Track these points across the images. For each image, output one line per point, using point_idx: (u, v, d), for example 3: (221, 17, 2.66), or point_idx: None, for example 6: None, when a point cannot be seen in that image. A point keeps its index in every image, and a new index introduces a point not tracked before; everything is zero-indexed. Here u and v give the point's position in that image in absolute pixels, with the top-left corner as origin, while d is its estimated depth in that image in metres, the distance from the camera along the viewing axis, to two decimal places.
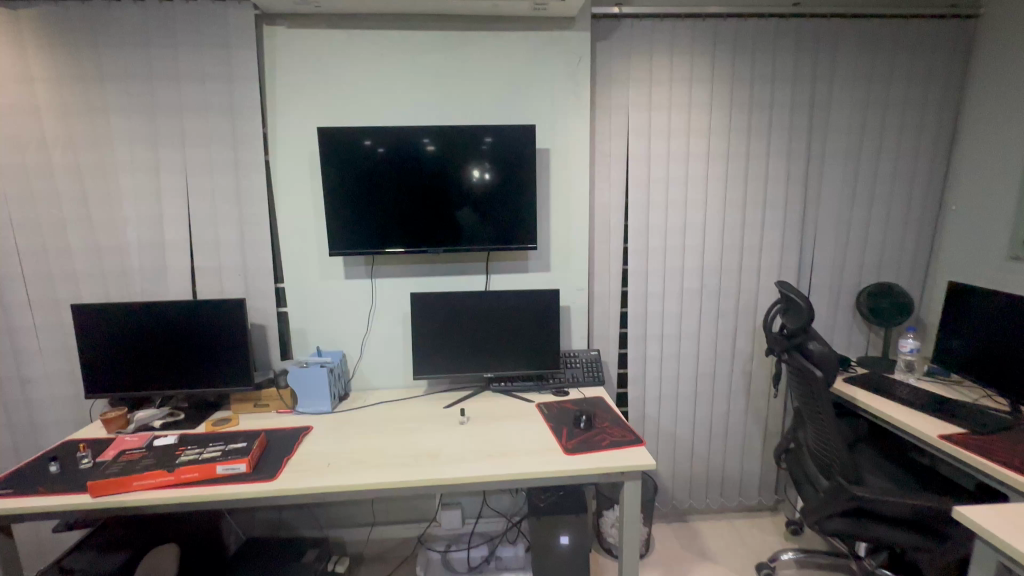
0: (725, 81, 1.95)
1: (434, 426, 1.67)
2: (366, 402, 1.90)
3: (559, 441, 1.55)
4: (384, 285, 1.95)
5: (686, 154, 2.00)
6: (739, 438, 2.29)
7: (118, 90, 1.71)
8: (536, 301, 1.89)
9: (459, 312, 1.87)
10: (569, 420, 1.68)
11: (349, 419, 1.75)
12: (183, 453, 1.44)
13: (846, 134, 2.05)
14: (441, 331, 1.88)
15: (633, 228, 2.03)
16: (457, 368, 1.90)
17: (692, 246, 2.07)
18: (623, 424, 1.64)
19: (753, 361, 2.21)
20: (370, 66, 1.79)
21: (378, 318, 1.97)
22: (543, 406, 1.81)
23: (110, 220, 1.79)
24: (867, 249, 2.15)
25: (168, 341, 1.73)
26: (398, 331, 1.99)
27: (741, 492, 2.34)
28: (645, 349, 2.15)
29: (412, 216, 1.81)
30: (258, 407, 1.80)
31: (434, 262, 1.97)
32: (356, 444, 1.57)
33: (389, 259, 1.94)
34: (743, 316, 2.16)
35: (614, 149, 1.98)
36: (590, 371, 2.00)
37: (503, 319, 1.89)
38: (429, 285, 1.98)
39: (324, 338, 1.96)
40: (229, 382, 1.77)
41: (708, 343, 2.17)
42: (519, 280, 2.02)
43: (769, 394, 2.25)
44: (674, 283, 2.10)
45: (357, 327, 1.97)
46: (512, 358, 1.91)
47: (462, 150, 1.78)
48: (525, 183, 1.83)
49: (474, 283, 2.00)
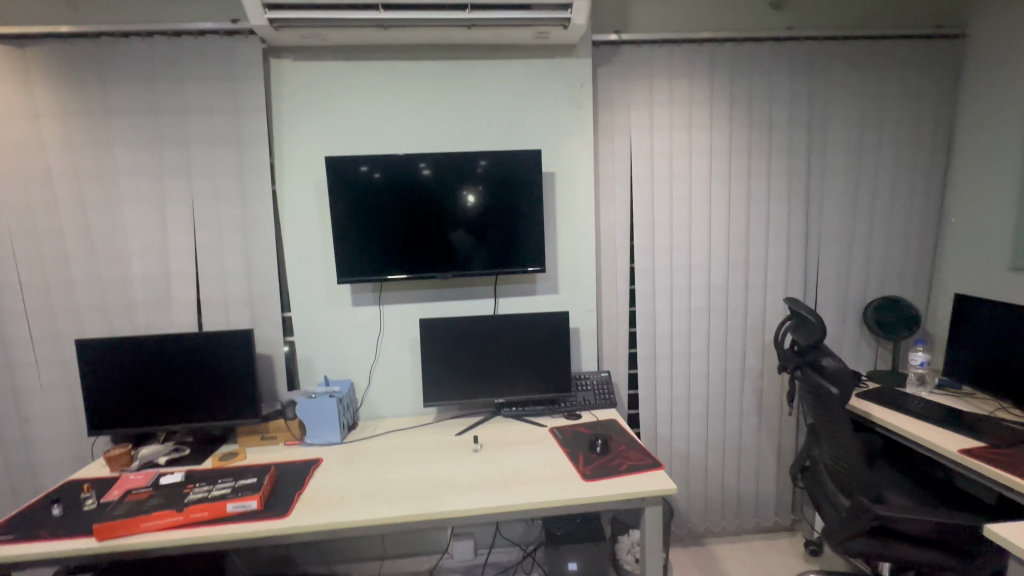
0: (724, 102, 1.99)
1: (446, 455, 1.64)
2: (376, 431, 1.86)
3: (576, 466, 1.52)
4: (391, 311, 1.94)
5: (689, 174, 2.02)
6: (753, 457, 2.25)
7: (125, 124, 1.72)
8: (545, 324, 1.89)
9: (469, 336, 1.86)
10: (584, 444, 1.66)
11: (360, 449, 1.71)
12: (192, 491, 1.40)
13: (844, 151, 2.09)
14: (451, 356, 1.86)
15: (638, 249, 2.04)
16: (469, 394, 1.87)
17: (698, 264, 2.08)
18: (640, 447, 1.61)
19: (764, 379, 2.20)
20: (375, 96, 1.82)
21: (386, 345, 1.95)
22: (557, 430, 1.78)
23: (114, 253, 1.77)
24: (871, 262, 2.17)
25: (172, 374, 1.71)
26: (406, 358, 1.97)
27: (757, 513, 2.30)
28: (655, 369, 2.13)
29: (421, 242, 1.81)
30: (266, 440, 1.77)
31: (443, 287, 1.96)
32: (369, 476, 1.53)
33: (397, 286, 1.93)
34: (752, 333, 2.16)
35: (617, 171, 2.00)
36: (601, 393, 1.98)
37: (513, 342, 1.88)
38: (436, 310, 1.97)
39: (332, 367, 1.94)
40: (235, 415, 1.74)
41: (719, 361, 2.16)
42: (528, 303, 2.01)
43: (781, 412, 2.23)
44: (681, 302, 2.10)
45: (365, 354, 1.94)
46: (523, 382, 1.89)
47: (468, 177, 1.80)
48: (531, 206, 1.84)
49: (482, 307, 1.99)
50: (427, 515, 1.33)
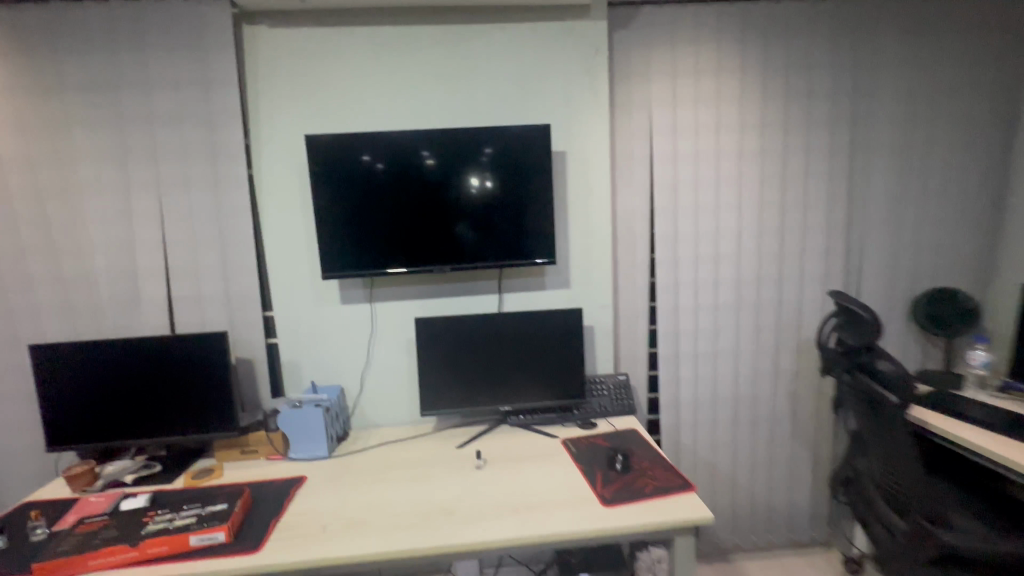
0: (757, 70, 1.76)
1: (445, 472, 1.45)
2: (369, 443, 1.67)
3: (593, 488, 1.32)
4: (383, 311, 1.75)
5: (717, 153, 1.79)
6: (786, 467, 2.04)
7: (82, 102, 1.53)
8: (556, 322, 1.69)
9: (471, 337, 1.67)
10: (603, 459, 1.46)
11: (349, 465, 1.52)
12: (152, 520, 1.22)
13: (893, 125, 1.85)
14: (451, 360, 1.67)
15: (660, 237, 1.82)
16: (471, 402, 1.68)
17: (726, 254, 1.86)
18: (667, 464, 1.41)
19: (799, 382, 1.98)
20: (363, 67, 1.61)
21: (379, 348, 1.76)
22: (570, 442, 1.58)
23: (75, 248, 1.58)
24: (922, 250, 1.93)
25: (141, 382, 1.53)
26: (401, 361, 1.78)
27: (790, 527, 2.09)
28: (678, 371, 1.92)
29: (415, 231, 1.61)
30: (246, 454, 1.59)
31: (441, 282, 1.76)
32: (356, 498, 1.34)
33: (390, 281, 1.74)
34: (786, 330, 1.93)
35: (636, 150, 1.78)
36: (619, 398, 1.78)
37: (519, 343, 1.68)
38: (434, 309, 1.77)
39: (319, 372, 1.75)
40: (210, 427, 1.56)
41: (748, 362, 1.95)
42: (536, 300, 1.80)
43: (818, 418, 2.01)
44: (708, 296, 1.88)
45: (356, 357, 1.76)
46: (532, 388, 1.70)
47: (468, 158, 1.59)
48: (539, 191, 1.63)
49: (485, 304, 1.79)
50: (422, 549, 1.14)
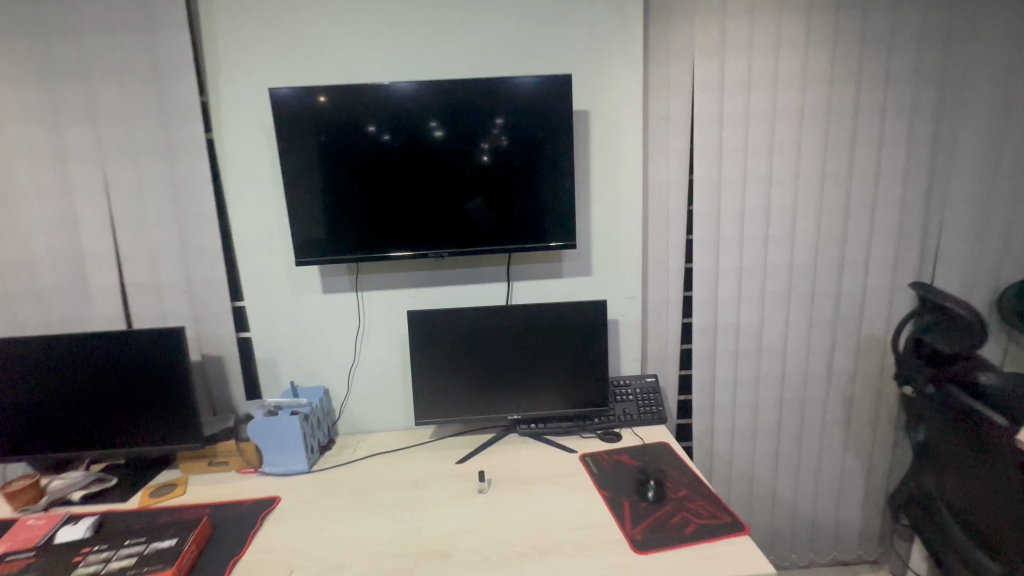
0: (828, 9, 1.42)
1: (441, 497, 1.22)
2: (356, 454, 1.45)
3: (620, 525, 1.08)
4: (372, 302, 1.50)
5: (772, 113, 1.48)
6: (835, 480, 1.79)
7: (6, 51, 1.27)
8: (574, 317, 1.43)
9: (473, 334, 1.42)
10: (631, 485, 1.22)
11: (330, 484, 1.30)
12: (85, 561, 1.01)
13: (992, 79, 1.51)
14: (450, 360, 1.43)
15: (699, 216, 1.53)
16: (474, 409, 1.45)
17: (777, 236, 1.57)
18: (709, 494, 1.16)
19: (855, 385, 1.71)
20: (341, 5, 1.31)
21: (368, 344, 1.53)
22: (589, 459, 1.34)
23: (10, 225, 1.35)
24: (1014, 233, 1.61)
25: (89, 386, 1.31)
26: (394, 359, 1.54)
27: (836, 546, 1.85)
28: (714, 371, 1.66)
29: (406, 209, 1.35)
30: (215, 466, 1.38)
31: (440, 269, 1.50)
32: (332, 533, 1.12)
33: (380, 266, 1.48)
34: (844, 325, 1.65)
35: (674, 109, 1.47)
36: (646, 404, 1.53)
37: (530, 342, 1.43)
38: (431, 300, 1.52)
39: (300, 371, 1.53)
40: (172, 438, 1.34)
41: (797, 363, 1.67)
42: (551, 289, 1.53)
43: (875, 426, 1.74)
44: (753, 285, 1.60)
45: (342, 354, 1.53)
46: (544, 393, 1.45)
47: (469, 118, 1.31)
48: (554, 159, 1.35)
49: (492, 294, 1.53)
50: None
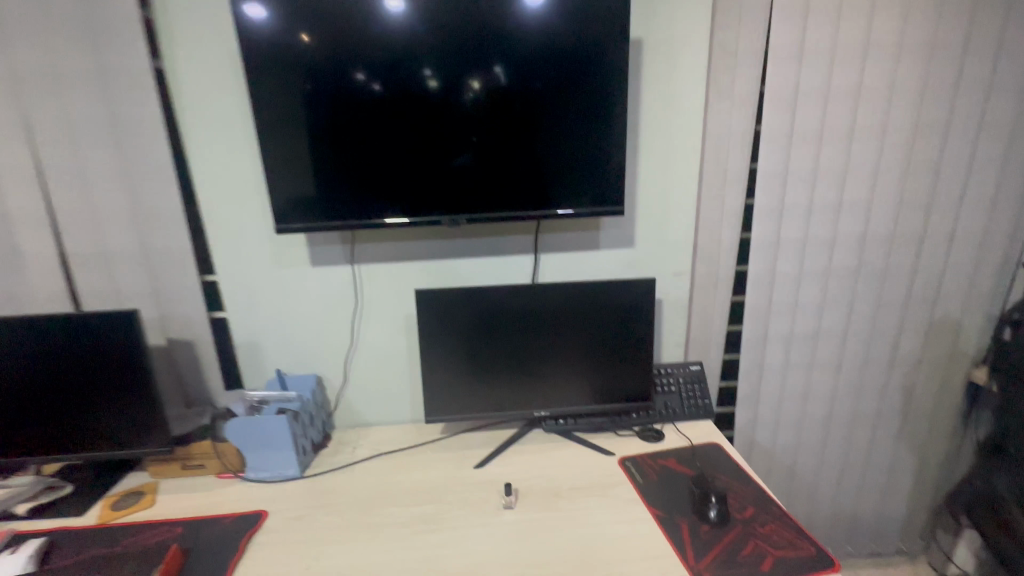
0: None
1: (459, 514, 1.03)
2: (356, 455, 1.24)
3: (682, 557, 0.90)
4: (371, 277, 1.26)
5: (862, 50, 1.21)
6: (884, 474, 1.63)
7: None
8: (613, 299, 1.21)
9: (494, 318, 1.19)
10: (686, 500, 1.03)
11: (328, 494, 1.10)
12: None
13: None
14: (466, 348, 1.20)
15: (763, 177, 1.28)
16: (494, 404, 1.24)
17: (851, 203, 1.33)
18: (782, 515, 0.99)
19: (919, 372, 1.52)
20: None
21: (367, 327, 1.30)
22: (630, 466, 1.16)
23: None
24: None
25: (26, 379, 1.08)
26: (398, 344, 1.32)
27: (875, 540, 1.72)
28: (764, 357, 1.45)
29: (412, 164, 1.09)
30: (190, 470, 1.18)
31: (453, 238, 1.25)
32: (332, 563, 0.93)
33: (380, 235, 1.23)
34: (915, 306, 1.44)
35: (746, 41, 1.18)
36: (689, 397, 1.34)
37: (560, 326, 1.21)
38: (442, 275, 1.28)
39: (288, 357, 1.30)
40: (134, 440, 1.13)
41: (858, 347, 1.47)
42: (585, 263, 1.30)
43: (935, 417, 1.57)
44: (818, 259, 1.37)
45: (337, 338, 1.30)
46: (574, 385, 1.25)
47: (492, 42, 1.03)
48: (598, 101, 1.09)
49: (514, 268, 1.29)
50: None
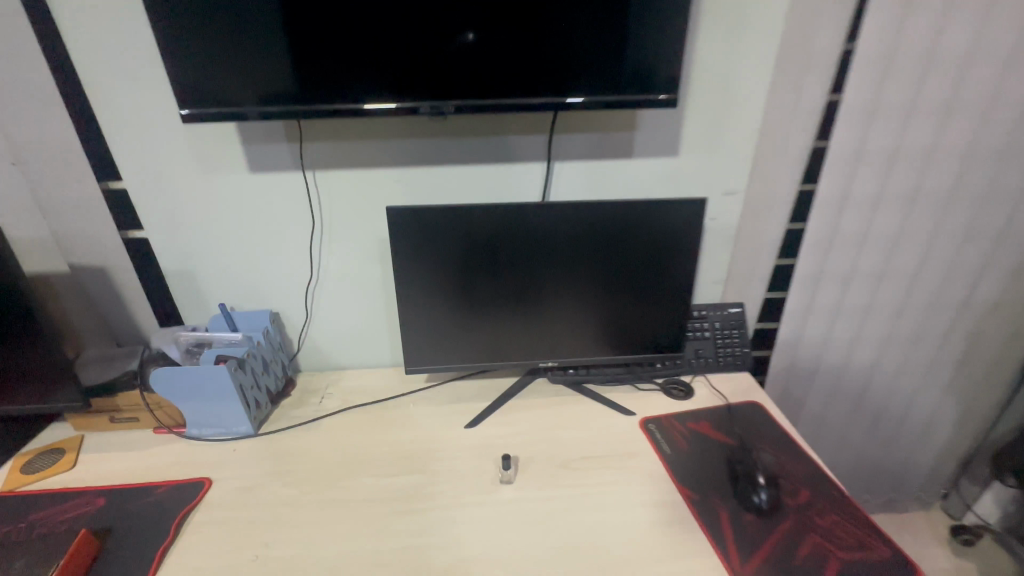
0: None
1: (442, 488, 0.84)
2: (323, 408, 1.03)
3: (722, 554, 0.72)
4: (331, 189, 0.96)
5: None
6: (923, 427, 1.46)
7: None
8: (644, 225, 0.93)
9: (491, 246, 0.92)
10: (726, 479, 0.84)
11: (284, 459, 0.91)
12: None
13: None
14: (454, 284, 0.94)
15: (860, 61, 0.94)
16: (490, 351, 1.01)
17: (967, 103, 1.00)
18: (846, 503, 0.80)
19: (992, 319, 1.28)
20: None
21: (331, 252, 1.02)
22: (655, 430, 0.95)
23: None
24: None
25: None
26: (370, 274, 1.05)
27: (895, 489, 1.61)
28: (815, 297, 1.21)
29: (373, 20, 0.74)
30: (121, 423, 0.97)
31: (439, 138, 0.94)
32: (282, 553, 0.75)
33: (339, 130, 0.91)
34: (1011, 241, 1.16)
35: None
36: (724, 345, 1.11)
37: (575, 258, 0.94)
38: (425, 188, 0.98)
39: (236, 288, 1.04)
40: (36, 392, 0.90)
41: (929, 289, 1.22)
42: (611, 177, 1.00)
43: (995, 368, 1.36)
44: (906, 178, 1.07)
45: (294, 266, 1.03)
46: (587, 331, 1.01)
47: None
48: None
49: (519, 181, 0.99)
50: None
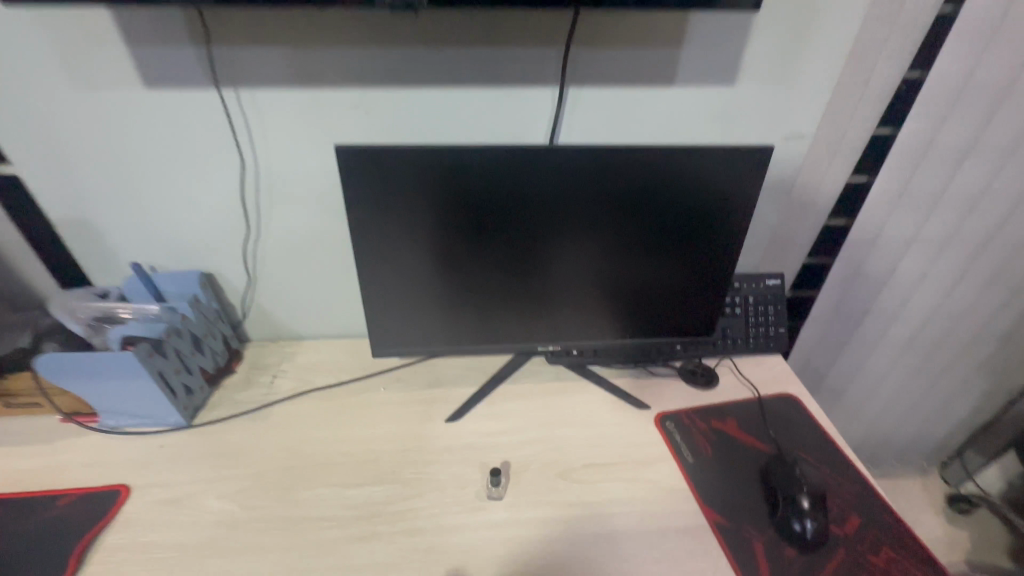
0: None
1: (414, 505, 0.69)
2: (274, 391, 0.85)
3: None
4: (264, 115, 0.71)
5: None
6: (946, 403, 1.34)
7: None
8: (680, 179, 0.71)
9: (479, 201, 0.69)
10: (760, 500, 0.70)
11: (221, 460, 0.74)
12: None
13: None
14: (430, 249, 0.73)
15: None
16: (476, 330, 0.82)
17: None
18: (901, 533, 0.67)
19: None
20: None
21: (271, 200, 0.79)
22: (673, 429, 0.80)
23: None
24: None
25: None
26: (325, 229, 0.83)
27: (899, 459, 1.54)
28: (866, 263, 1.03)
29: None
30: (19, 409, 0.79)
31: (412, 47, 0.68)
32: None
33: (273, 29, 0.65)
34: None
35: None
36: (758, 324, 0.93)
37: (587, 221, 0.73)
38: (392, 118, 0.73)
39: (153, 243, 0.82)
40: None
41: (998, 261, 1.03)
42: (642, 111, 0.76)
43: None
44: (1010, 125, 0.84)
45: (224, 217, 0.80)
46: (595, 309, 0.82)
47: None
48: None
49: (519, 113, 0.74)
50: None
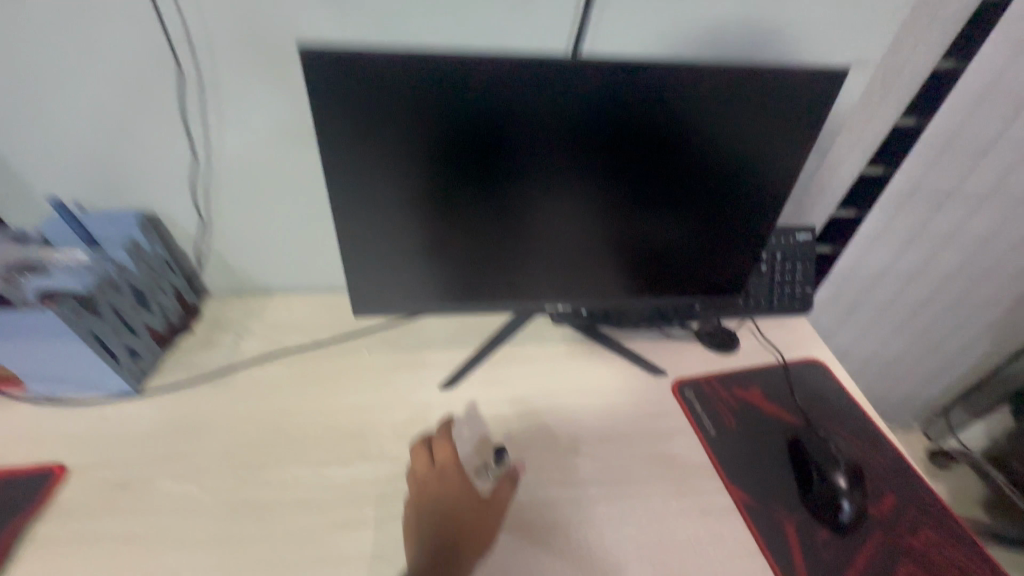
0: None
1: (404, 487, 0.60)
2: (238, 354, 0.74)
3: None
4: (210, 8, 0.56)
5: None
6: (946, 365, 1.32)
7: None
8: (727, 109, 0.58)
9: (483, 130, 0.56)
10: (788, 476, 0.64)
11: (176, 435, 0.63)
12: None
13: None
14: (421, 190, 0.60)
15: None
16: (474, 286, 0.70)
17: None
18: (937, 513, 0.62)
19: None
20: None
21: (222, 122, 0.64)
22: (692, 398, 0.72)
23: None
24: None
25: None
26: (292, 162, 0.69)
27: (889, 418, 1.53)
28: (897, 219, 0.94)
29: None
30: None
31: None
32: None
33: None
34: None
35: None
36: (783, 283, 0.84)
37: (612, 157, 0.60)
38: (385, 13, 0.59)
39: (78, 175, 0.66)
40: None
41: None
42: (686, 17, 0.63)
43: None
44: None
45: (164, 143, 0.65)
46: (612, 264, 0.71)
47: None
48: None
49: (541, 14, 0.61)
50: (465, 484, 0.56)
